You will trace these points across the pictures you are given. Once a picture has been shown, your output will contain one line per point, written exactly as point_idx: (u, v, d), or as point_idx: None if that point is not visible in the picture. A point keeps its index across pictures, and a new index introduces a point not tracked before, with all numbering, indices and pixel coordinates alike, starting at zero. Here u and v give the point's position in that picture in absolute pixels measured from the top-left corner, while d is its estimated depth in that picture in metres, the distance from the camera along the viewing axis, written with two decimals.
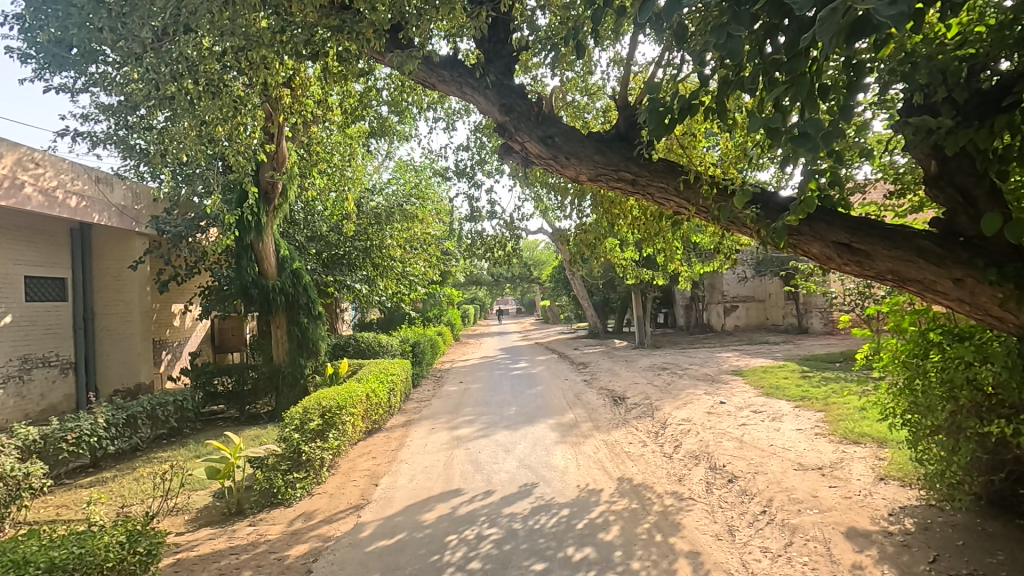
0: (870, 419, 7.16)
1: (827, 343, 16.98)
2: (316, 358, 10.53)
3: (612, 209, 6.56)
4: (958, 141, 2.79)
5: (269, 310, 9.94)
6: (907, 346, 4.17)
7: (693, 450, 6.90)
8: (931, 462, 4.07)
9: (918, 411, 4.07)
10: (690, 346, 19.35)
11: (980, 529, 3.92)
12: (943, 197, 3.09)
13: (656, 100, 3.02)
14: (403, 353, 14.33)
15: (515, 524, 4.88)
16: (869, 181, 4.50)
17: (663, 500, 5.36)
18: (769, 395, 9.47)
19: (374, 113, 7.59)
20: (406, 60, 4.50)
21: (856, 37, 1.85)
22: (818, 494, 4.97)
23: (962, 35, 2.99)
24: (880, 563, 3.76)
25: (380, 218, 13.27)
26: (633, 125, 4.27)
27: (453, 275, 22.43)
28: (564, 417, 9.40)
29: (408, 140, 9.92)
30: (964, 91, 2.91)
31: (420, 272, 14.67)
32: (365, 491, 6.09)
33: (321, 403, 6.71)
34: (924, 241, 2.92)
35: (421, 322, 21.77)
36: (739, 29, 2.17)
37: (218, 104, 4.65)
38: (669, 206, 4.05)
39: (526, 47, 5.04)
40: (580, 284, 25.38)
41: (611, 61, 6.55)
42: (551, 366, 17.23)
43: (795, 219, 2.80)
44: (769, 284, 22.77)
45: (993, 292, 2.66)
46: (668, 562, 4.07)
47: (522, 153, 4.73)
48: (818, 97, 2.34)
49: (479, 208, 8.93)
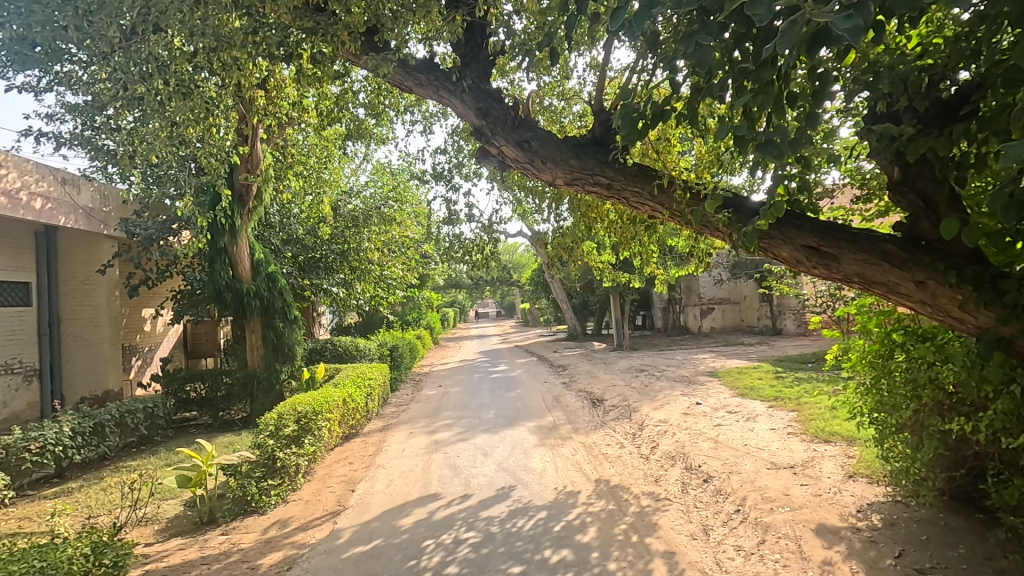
0: (840, 418, 7.33)
1: (800, 344, 17.43)
2: (293, 363, 10.38)
3: (589, 213, 6.63)
4: (919, 149, 2.88)
5: (243, 314, 9.76)
6: (873, 346, 4.30)
7: (670, 450, 6.98)
8: (897, 459, 4.19)
9: (884, 410, 4.20)
10: (667, 348, 19.63)
11: (943, 524, 4.03)
12: (905, 202, 3.18)
13: (629, 106, 3.01)
14: (381, 357, 14.23)
15: (493, 527, 4.87)
16: (837, 186, 4.60)
17: (640, 500, 5.41)
18: (745, 396, 9.64)
19: (351, 115, 7.51)
20: (381, 62, 4.48)
21: (817, 47, 1.87)
22: (790, 492, 5.07)
23: (922, 46, 3.12)
24: (848, 559, 3.85)
25: (358, 221, 13.20)
26: (609, 130, 4.31)
27: (432, 278, 22.37)
28: (543, 419, 9.42)
29: (385, 143, 9.87)
30: (926, 100, 3.01)
31: (398, 275, 14.59)
32: (342, 497, 6.01)
33: (297, 408, 6.65)
34: (889, 246, 3.01)
35: (400, 326, 21.65)
36: (708, 38, 2.18)
37: (190, 106, 4.57)
38: (643, 210, 4.10)
39: (502, 51, 5.05)
40: (558, 286, 25.51)
41: (587, 65, 6.61)
42: (530, 369, 17.22)
43: (765, 223, 2.83)
44: (743, 286, 23.15)
45: (953, 294, 2.77)
46: (644, 562, 4.11)
47: (499, 157, 4.75)
48: (786, 104, 2.37)
49: (457, 211, 8.95)
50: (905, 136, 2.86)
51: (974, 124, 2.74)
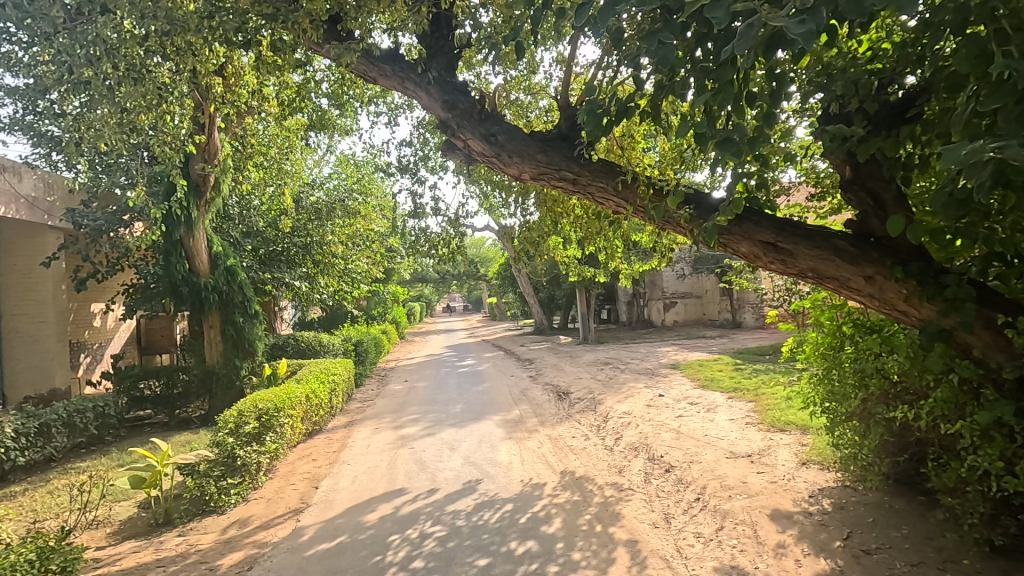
0: (795, 407, 7.62)
1: (759, 337, 18.00)
2: (253, 359, 10.11)
3: (556, 207, 6.68)
4: (869, 149, 3.02)
5: (201, 309, 9.45)
6: (825, 338, 4.49)
7: (633, 441, 7.13)
8: (846, 446, 4.38)
9: (835, 399, 4.39)
10: (631, 341, 19.97)
11: (888, 506, 4.24)
12: (855, 200, 3.31)
13: (594, 102, 3.02)
14: (345, 352, 14.01)
15: (459, 521, 4.88)
16: (793, 183, 4.76)
17: (604, 491, 5.51)
18: (705, 387, 9.92)
19: (313, 105, 7.35)
20: (344, 52, 4.38)
21: (774, 49, 1.92)
22: (747, 480, 5.25)
23: (872, 51, 3.26)
24: (800, 541, 4.02)
25: (321, 214, 12.95)
26: (575, 125, 4.34)
27: (398, 272, 22.14)
28: (510, 413, 9.47)
29: (348, 134, 9.70)
30: (875, 103, 3.13)
31: (362, 269, 14.36)
32: (305, 494, 5.92)
33: (258, 404, 6.49)
34: (841, 241, 3.14)
35: (365, 320, 21.36)
36: (670, 37, 2.21)
37: (141, 93, 4.37)
38: (608, 205, 4.15)
39: (469, 44, 5.00)
40: (525, 280, 25.61)
41: (553, 60, 6.63)
42: (497, 363, 17.26)
43: (723, 219, 2.88)
44: (705, 281, 23.73)
45: (899, 288, 2.91)
46: (607, 551, 4.19)
47: (465, 150, 4.71)
48: (744, 103, 2.43)
49: (422, 204, 8.89)
50: (856, 136, 2.99)
51: (919, 126, 2.86)
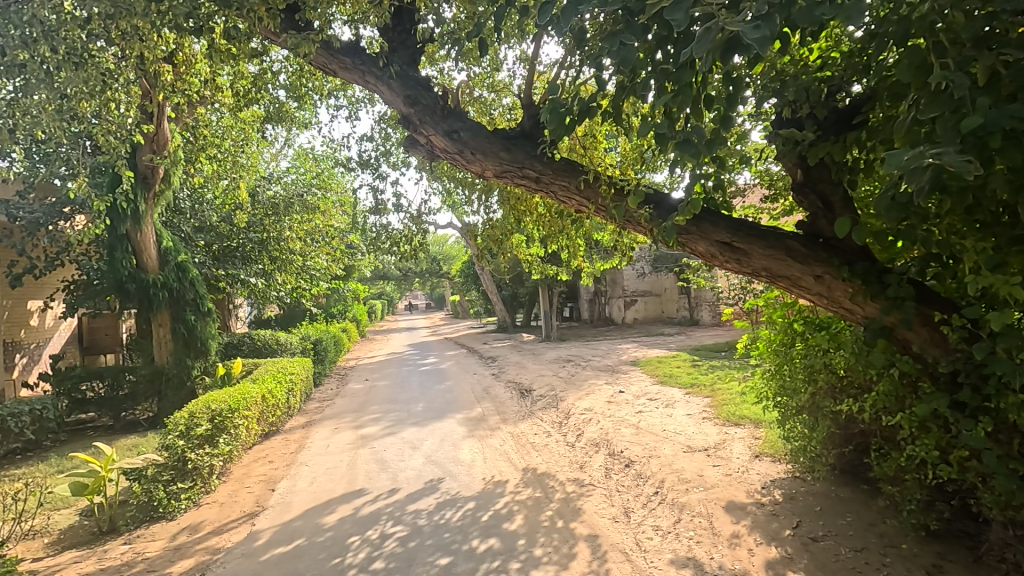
0: (749, 402, 7.88)
1: (716, 334, 18.55)
2: (206, 358, 9.74)
3: (519, 205, 6.70)
4: (819, 153, 3.15)
5: (149, 306, 9.05)
6: (778, 335, 4.67)
7: (594, 437, 7.22)
8: (796, 439, 4.56)
9: (786, 393, 4.58)
10: (593, 339, 20.23)
11: (834, 495, 4.44)
12: (806, 202, 3.45)
13: (557, 101, 3.04)
14: (304, 351, 13.68)
15: (420, 520, 4.84)
16: (748, 185, 4.91)
17: (565, 487, 5.57)
18: (664, 383, 10.14)
19: (270, 97, 7.12)
20: (301, 42, 4.26)
21: (730, 53, 1.98)
22: (703, 473, 5.40)
23: (822, 59, 3.38)
24: (753, 531, 4.17)
25: (278, 209, 12.60)
26: (538, 123, 4.36)
27: (359, 269, 21.76)
28: (472, 411, 9.44)
29: (307, 127, 9.46)
30: (825, 109, 3.25)
31: (322, 266, 14.03)
32: (261, 497, 5.75)
33: (211, 406, 6.27)
34: (792, 242, 3.27)
35: (324, 319, 20.91)
36: (631, 38, 2.25)
37: (83, 78, 4.14)
38: (570, 204, 4.17)
39: (431, 39, 4.95)
40: (488, 278, 25.57)
41: (517, 58, 6.63)
42: (459, 361, 17.20)
43: (682, 219, 2.95)
44: (664, 279, 24.26)
45: (845, 287, 3.05)
46: (568, 547, 4.24)
47: (427, 147, 4.67)
48: (702, 106, 2.49)
49: (384, 200, 8.76)
50: (807, 141, 3.11)
51: (864, 133, 3.00)
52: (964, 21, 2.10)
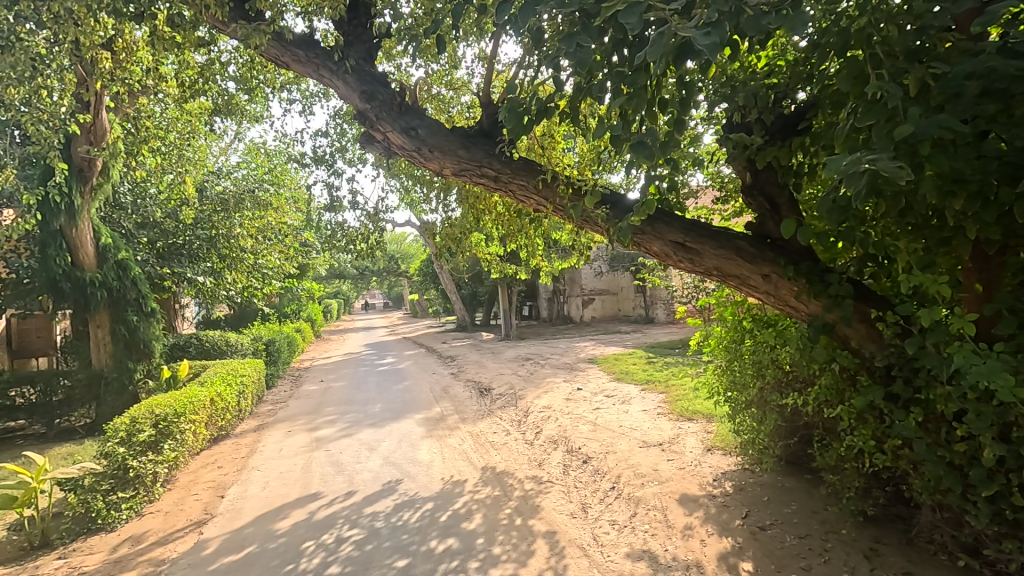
0: (701, 397, 8.12)
1: (670, 331, 19.06)
2: (149, 361, 9.30)
3: (478, 204, 6.68)
4: (766, 157, 3.27)
5: (86, 307, 8.57)
6: (729, 333, 4.84)
7: (552, 435, 7.29)
8: (745, 432, 4.74)
9: (736, 388, 4.75)
10: (552, 337, 20.41)
11: (781, 485, 4.64)
12: (755, 204, 3.58)
13: (514, 100, 3.05)
14: (255, 352, 13.24)
15: (377, 523, 4.77)
16: (701, 187, 5.06)
17: (524, 484, 5.60)
18: (621, 380, 10.34)
19: (219, 89, 6.86)
20: (252, 33, 4.12)
21: (682, 58, 2.03)
22: (658, 467, 5.53)
23: (769, 66, 3.52)
24: (705, 522, 4.30)
25: (228, 205, 12.17)
26: (497, 122, 4.35)
27: (314, 267, 21.23)
28: (431, 411, 9.37)
29: (259, 121, 9.16)
30: (772, 115, 3.39)
31: (274, 265, 13.61)
32: (209, 504, 5.53)
33: (154, 410, 6.00)
34: (741, 243, 3.39)
35: (277, 319, 20.30)
36: (587, 40, 2.27)
37: (9, 63, 3.88)
38: (528, 203, 4.19)
39: (388, 34, 4.86)
40: (447, 277, 25.42)
41: (475, 57, 6.61)
42: (418, 360, 17.03)
43: (637, 219, 3.01)
44: (621, 278, 24.72)
45: (791, 285, 3.19)
46: (527, 544, 4.26)
47: (384, 144, 4.60)
48: (658, 109, 2.55)
49: (339, 197, 8.58)
50: (755, 145, 3.24)
51: (808, 138, 3.14)
52: (898, 35, 2.23)
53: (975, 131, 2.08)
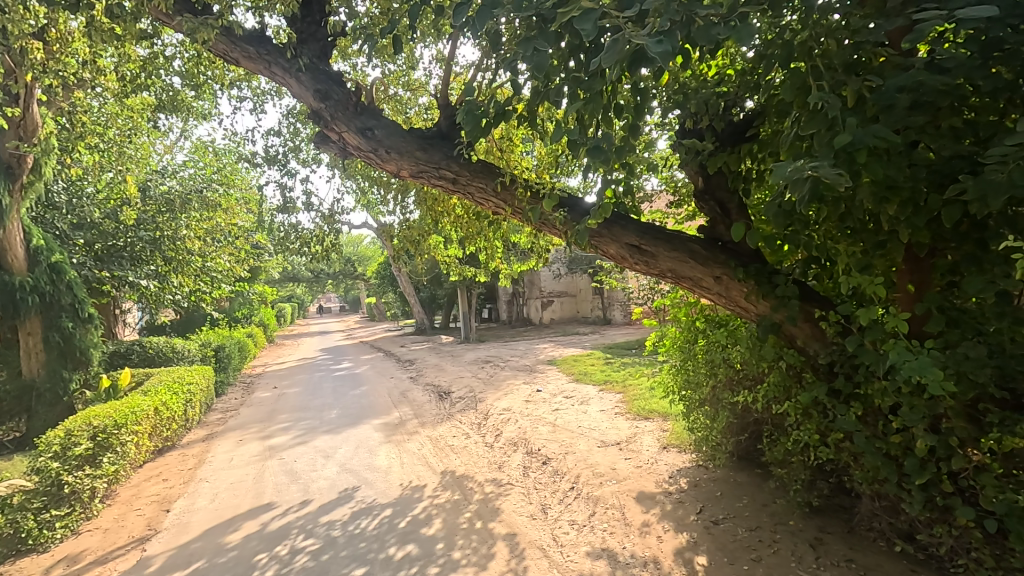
0: (657, 396, 8.31)
1: (627, 332, 19.47)
2: (87, 369, 8.85)
3: (436, 206, 6.64)
4: (717, 163, 3.39)
5: (15, 314, 7.94)
6: (683, 333, 4.98)
7: (512, 437, 7.30)
8: (699, 429, 4.88)
9: (690, 387, 4.89)
10: (511, 339, 20.44)
11: (733, 480, 4.79)
12: (706, 208, 3.69)
13: (472, 102, 3.03)
14: (203, 358, 12.71)
15: (334, 532, 4.66)
16: (655, 191, 5.18)
17: (483, 487, 5.58)
18: (579, 381, 10.46)
19: (163, 84, 6.56)
20: (199, 27, 3.95)
21: (635, 66, 2.07)
22: (616, 466, 5.63)
23: (719, 75, 3.64)
24: (661, 519, 4.40)
25: (173, 205, 11.67)
26: (455, 124, 4.33)
27: (266, 270, 20.59)
28: (389, 416, 9.22)
29: (206, 118, 8.83)
30: (722, 122, 3.51)
31: (224, 268, 13.11)
32: (153, 519, 5.26)
33: (91, 423, 5.75)
34: (694, 245, 3.49)
35: (227, 324, 19.56)
36: (545, 44, 2.29)
37: None
38: (487, 206, 4.20)
39: (344, 33, 4.77)
40: (405, 280, 25.11)
41: (432, 58, 6.58)
42: (376, 365, 16.75)
43: (594, 222, 3.04)
44: (579, 280, 25.05)
45: (741, 287, 3.31)
46: (487, 547, 4.25)
47: (340, 144, 4.52)
48: (613, 114, 2.60)
49: (293, 198, 8.35)
50: (706, 151, 3.35)
51: (756, 145, 3.27)
52: (837, 49, 2.35)
53: (907, 141, 2.21)
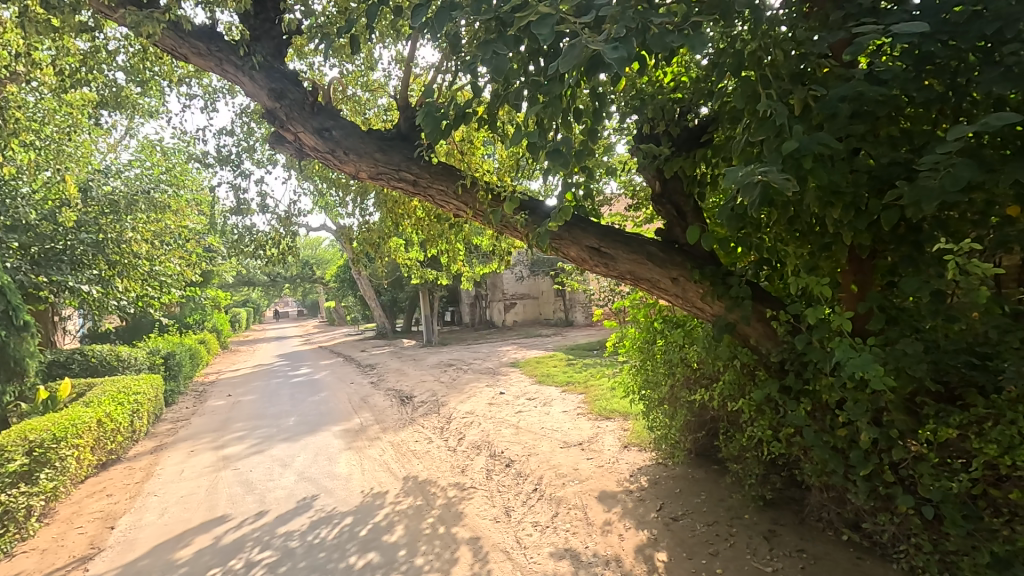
0: (618, 396, 8.44)
1: (589, 333, 19.71)
2: (22, 380, 8.36)
3: (397, 208, 6.57)
4: (673, 167, 3.48)
5: None
6: (642, 333, 5.08)
7: (475, 440, 7.28)
8: (659, 428, 4.98)
9: (650, 386, 4.99)
10: (474, 342, 20.38)
11: (691, 476, 4.91)
12: (663, 211, 3.78)
13: (432, 105, 3.00)
14: (151, 367, 12.16)
15: (292, 542, 4.53)
16: (615, 195, 5.27)
17: (446, 492, 5.54)
18: (542, 383, 10.52)
19: (106, 80, 6.26)
20: (143, 20, 3.79)
21: (592, 71, 2.10)
22: (578, 467, 5.68)
23: (675, 82, 3.74)
24: (623, 517, 4.47)
25: (118, 207, 11.14)
26: (414, 126, 4.29)
27: (219, 274, 19.88)
28: (349, 422, 9.04)
29: (153, 116, 8.46)
30: (677, 127, 3.60)
31: (174, 273, 12.58)
32: (96, 537, 4.99)
33: (27, 437, 5.40)
34: (652, 248, 3.57)
35: (177, 330, 18.78)
36: (503, 48, 2.30)
37: None
38: (448, 208, 4.18)
39: (299, 32, 4.67)
40: (366, 284, 24.70)
41: (392, 59, 6.51)
42: (336, 370, 16.40)
43: (555, 225, 3.07)
44: (541, 282, 25.21)
45: (697, 288, 3.40)
46: (450, 552, 4.22)
47: (296, 144, 4.41)
48: (572, 118, 2.63)
49: (247, 200, 8.10)
50: (663, 155, 3.43)
51: (710, 150, 3.37)
52: (783, 59, 2.46)
53: (849, 148, 2.32)
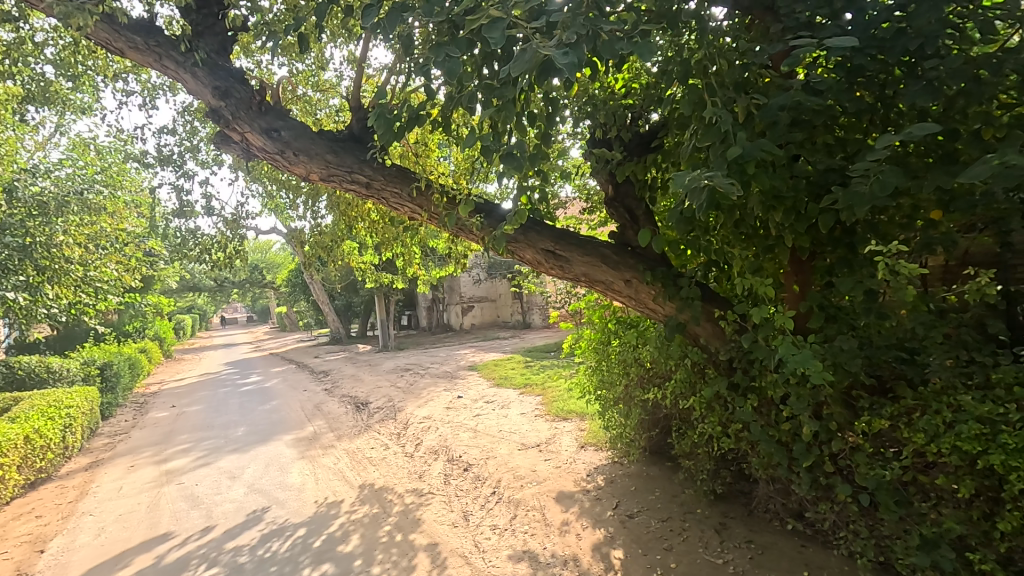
0: (575, 397, 8.54)
1: (547, 335, 19.86)
2: None
3: (350, 211, 6.45)
4: (625, 171, 3.55)
5: None
6: (597, 334, 5.15)
7: (433, 445, 7.21)
8: (614, 427, 5.07)
9: (605, 386, 5.07)
10: (431, 346, 20.20)
11: (646, 474, 5.02)
12: (616, 214, 3.86)
13: (384, 107, 2.95)
14: (86, 379, 11.45)
15: (241, 558, 4.36)
16: (570, 198, 5.33)
17: (403, 499, 5.46)
18: (500, 385, 10.53)
19: (33, 74, 5.87)
20: (73, 11, 3.57)
21: (544, 75, 2.12)
22: (536, 468, 5.71)
23: (626, 88, 3.83)
24: (580, 517, 4.51)
25: (47, 208, 10.46)
26: (367, 127, 4.22)
27: (161, 279, 18.97)
28: (302, 431, 8.78)
29: (86, 113, 8.00)
30: (628, 133, 3.69)
31: (111, 278, 11.91)
32: (23, 563, 4.65)
33: None
34: (605, 250, 3.63)
35: (115, 339, 17.79)
36: (456, 51, 2.29)
37: None
38: (402, 211, 4.13)
39: (245, 28, 4.51)
40: (319, 288, 24.09)
41: (344, 59, 6.38)
42: (288, 378, 15.92)
43: (510, 228, 3.08)
44: (499, 285, 25.25)
45: (649, 289, 3.48)
46: (407, 559, 4.15)
47: (242, 144, 4.26)
48: (525, 121, 2.65)
49: (191, 201, 7.76)
50: (615, 160, 3.50)
51: (660, 155, 3.46)
52: (727, 68, 2.56)
53: (788, 154, 2.43)
